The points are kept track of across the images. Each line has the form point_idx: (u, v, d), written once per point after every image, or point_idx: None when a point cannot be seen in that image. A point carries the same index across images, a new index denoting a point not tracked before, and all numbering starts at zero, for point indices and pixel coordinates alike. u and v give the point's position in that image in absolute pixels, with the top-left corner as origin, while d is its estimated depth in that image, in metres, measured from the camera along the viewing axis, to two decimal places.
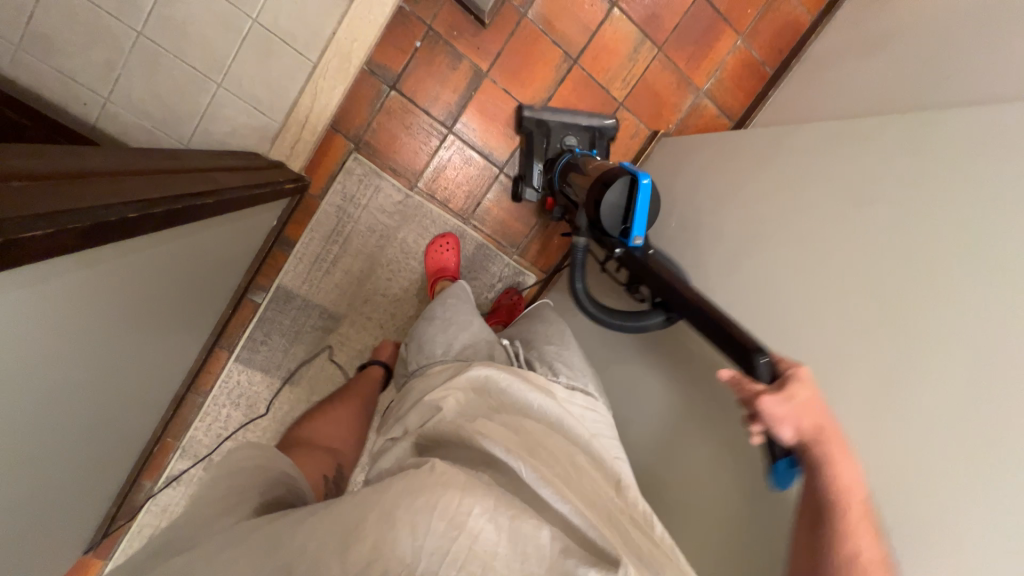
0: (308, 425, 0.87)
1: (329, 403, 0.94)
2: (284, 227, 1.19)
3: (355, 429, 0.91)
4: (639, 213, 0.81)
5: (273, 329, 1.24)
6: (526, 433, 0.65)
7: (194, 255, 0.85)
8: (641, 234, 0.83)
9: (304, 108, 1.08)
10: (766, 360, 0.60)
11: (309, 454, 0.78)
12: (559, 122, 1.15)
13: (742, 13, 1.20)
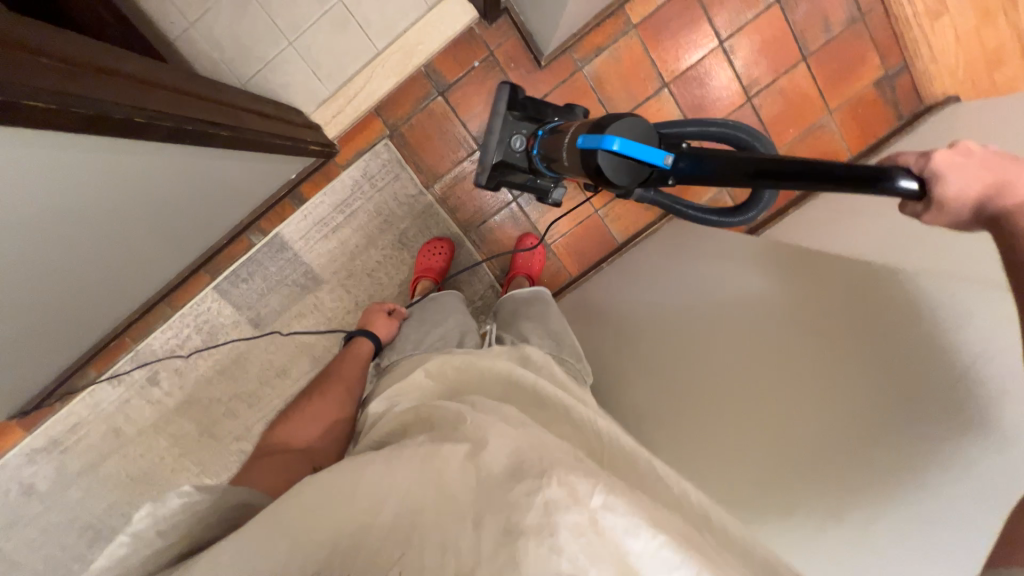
0: (278, 430, 0.85)
1: (305, 399, 0.91)
2: (302, 184, 1.25)
3: (332, 421, 0.86)
4: (640, 153, 0.64)
5: (257, 271, 1.29)
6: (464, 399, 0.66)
7: (189, 179, 0.89)
8: (665, 151, 0.64)
9: (356, 86, 1.17)
10: (904, 178, 0.45)
11: (273, 460, 0.75)
12: (494, 144, 1.03)
13: (783, 129, 1.24)
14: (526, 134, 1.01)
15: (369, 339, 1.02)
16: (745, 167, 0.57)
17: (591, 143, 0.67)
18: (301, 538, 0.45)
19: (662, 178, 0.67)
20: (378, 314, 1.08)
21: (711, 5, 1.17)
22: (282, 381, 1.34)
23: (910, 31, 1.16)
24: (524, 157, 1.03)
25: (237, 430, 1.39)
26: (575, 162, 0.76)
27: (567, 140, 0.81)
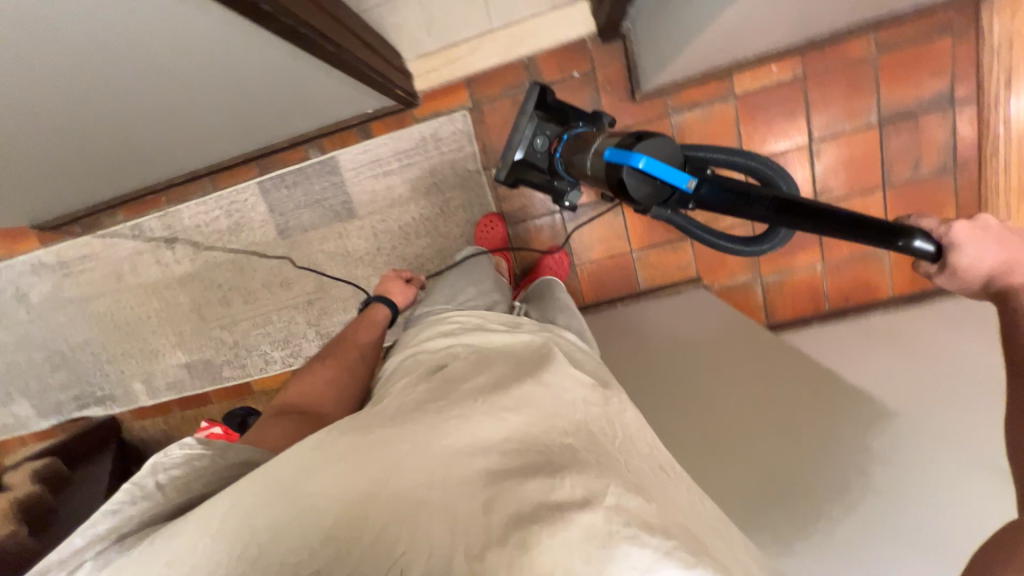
0: (291, 391, 0.87)
1: (321, 359, 0.92)
2: (373, 121, 1.28)
3: (343, 385, 0.88)
4: (667, 175, 0.73)
5: (302, 183, 1.33)
6: (480, 382, 0.67)
7: (265, 76, 0.90)
8: (687, 177, 0.73)
9: (459, 52, 1.20)
10: (921, 239, 0.57)
11: (284, 423, 0.79)
12: (519, 143, 1.07)
13: (836, 245, 1.24)
14: (550, 136, 1.05)
15: (385, 306, 1.02)
16: (773, 198, 0.69)
17: (620, 157, 0.75)
18: (305, 506, 0.50)
19: (683, 199, 0.77)
20: (393, 281, 1.07)
21: (816, 105, 1.17)
22: (282, 291, 1.41)
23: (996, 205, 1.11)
24: (545, 158, 1.07)
25: (226, 318, 1.45)
26: (597, 166, 0.85)
27: (593, 147, 0.88)
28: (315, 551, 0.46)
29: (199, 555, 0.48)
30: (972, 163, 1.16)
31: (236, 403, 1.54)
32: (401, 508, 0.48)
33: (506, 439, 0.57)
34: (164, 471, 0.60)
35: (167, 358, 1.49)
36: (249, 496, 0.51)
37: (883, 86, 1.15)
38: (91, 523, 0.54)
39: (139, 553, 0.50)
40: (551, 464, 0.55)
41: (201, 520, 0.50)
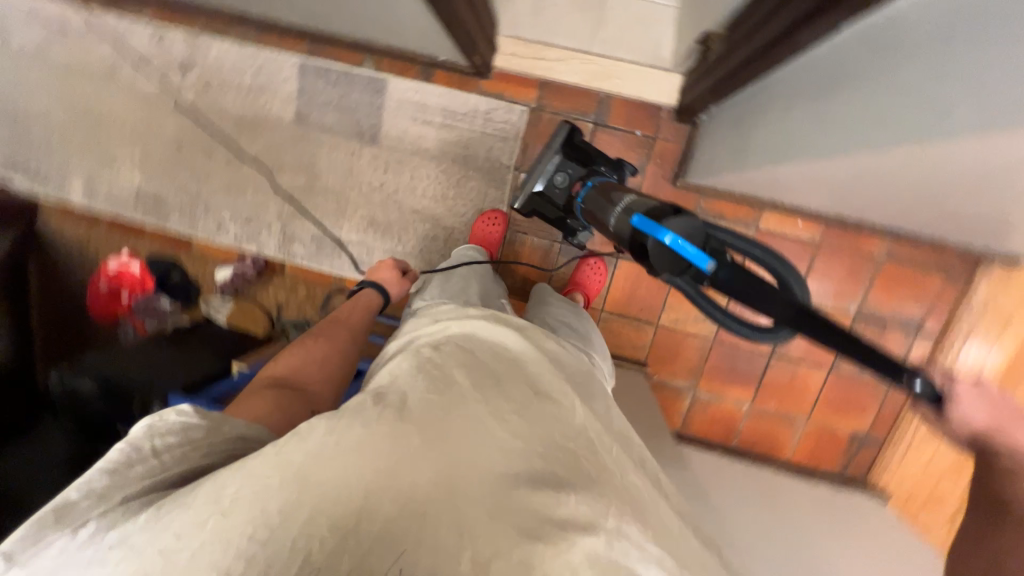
0: (277, 363, 0.82)
1: (312, 337, 0.89)
2: (438, 68, 1.25)
3: (332, 367, 0.86)
4: (686, 253, 0.57)
5: (342, 87, 1.29)
6: (472, 375, 0.68)
7: None
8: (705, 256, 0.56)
9: (547, 54, 1.19)
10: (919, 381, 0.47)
11: (269, 395, 0.72)
12: (543, 178, 1.07)
13: (767, 397, 1.32)
14: (569, 175, 1.03)
15: (378, 294, 1.06)
16: (788, 306, 0.50)
17: (644, 228, 0.64)
18: (315, 499, 0.50)
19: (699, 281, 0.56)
20: (387, 272, 1.10)
21: (813, 273, 1.24)
22: (270, 173, 1.36)
23: (907, 430, 1.26)
24: (561, 194, 1.04)
25: (202, 167, 1.38)
26: (619, 230, 0.73)
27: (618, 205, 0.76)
28: (327, 546, 0.48)
29: (205, 534, 0.47)
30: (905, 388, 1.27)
31: (167, 251, 1.46)
32: (412, 508, 0.52)
33: (509, 443, 0.60)
34: (161, 437, 0.55)
35: (122, 173, 1.40)
36: (268, 472, 0.51)
37: (873, 287, 1.23)
38: (85, 480, 0.51)
39: (148, 523, 0.48)
40: (551, 477, 0.59)
41: (209, 495, 0.50)
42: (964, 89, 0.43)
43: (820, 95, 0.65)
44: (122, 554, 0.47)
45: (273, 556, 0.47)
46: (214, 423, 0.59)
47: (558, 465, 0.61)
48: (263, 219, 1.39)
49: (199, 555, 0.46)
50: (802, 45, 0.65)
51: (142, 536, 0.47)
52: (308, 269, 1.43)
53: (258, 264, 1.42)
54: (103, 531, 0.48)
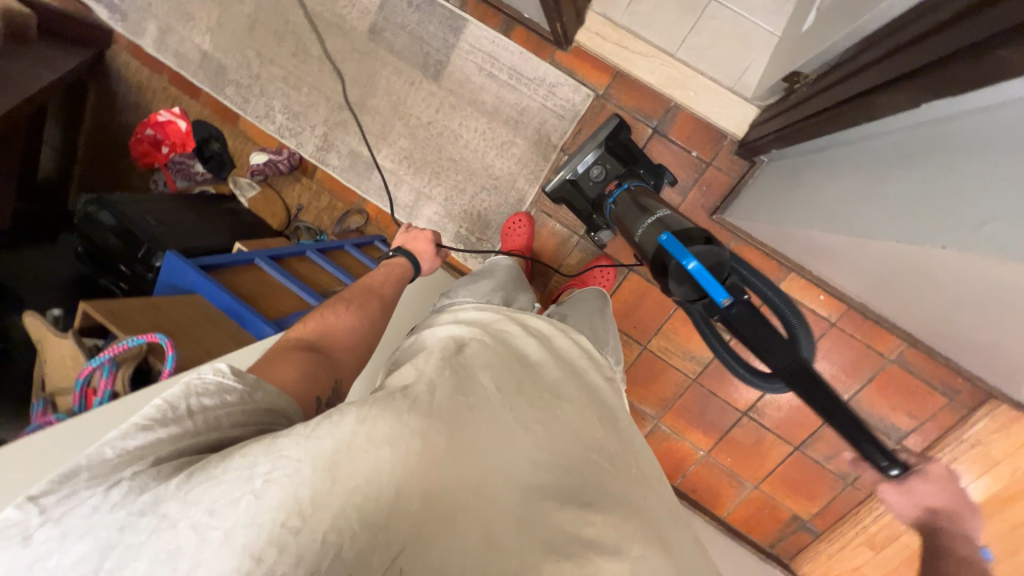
0: (303, 326, 0.63)
1: (343, 302, 0.68)
2: (520, 25, 1.22)
3: (372, 341, 0.67)
4: (707, 285, 0.67)
5: (422, 13, 1.27)
6: (509, 381, 0.59)
7: None
8: (723, 292, 0.67)
9: (631, 44, 1.14)
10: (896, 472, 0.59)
11: (295, 362, 0.54)
12: (581, 167, 1.03)
13: (726, 451, 1.31)
14: (607, 171, 1.02)
15: (410, 266, 0.87)
16: (790, 361, 0.62)
17: (672, 247, 0.71)
18: (339, 490, 0.41)
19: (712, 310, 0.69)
20: (423, 242, 0.92)
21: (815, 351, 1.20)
22: (329, 76, 1.37)
23: (847, 531, 1.23)
24: (595, 187, 1.04)
25: (269, 51, 1.40)
26: (645, 239, 0.80)
27: (649, 215, 0.82)
28: (359, 540, 0.41)
29: (239, 516, 0.38)
30: (865, 491, 1.24)
31: (215, 120, 1.50)
32: (444, 509, 0.45)
33: (540, 451, 0.54)
34: (199, 396, 0.44)
35: (195, 32, 1.43)
36: (299, 455, 0.41)
37: (870, 385, 1.19)
38: (117, 437, 0.40)
39: (181, 494, 0.38)
40: (579, 491, 0.53)
41: (240, 473, 0.39)
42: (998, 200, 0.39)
43: (880, 170, 0.60)
44: (156, 525, 0.37)
45: (304, 547, 0.39)
46: (252, 386, 0.47)
47: (586, 477, 0.55)
48: (310, 119, 1.41)
49: (235, 539, 0.38)
50: (878, 113, 0.61)
51: (175, 505, 0.38)
52: (336, 181, 1.46)
53: (292, 160, 1.44)
54: (133, 494, 0.38)
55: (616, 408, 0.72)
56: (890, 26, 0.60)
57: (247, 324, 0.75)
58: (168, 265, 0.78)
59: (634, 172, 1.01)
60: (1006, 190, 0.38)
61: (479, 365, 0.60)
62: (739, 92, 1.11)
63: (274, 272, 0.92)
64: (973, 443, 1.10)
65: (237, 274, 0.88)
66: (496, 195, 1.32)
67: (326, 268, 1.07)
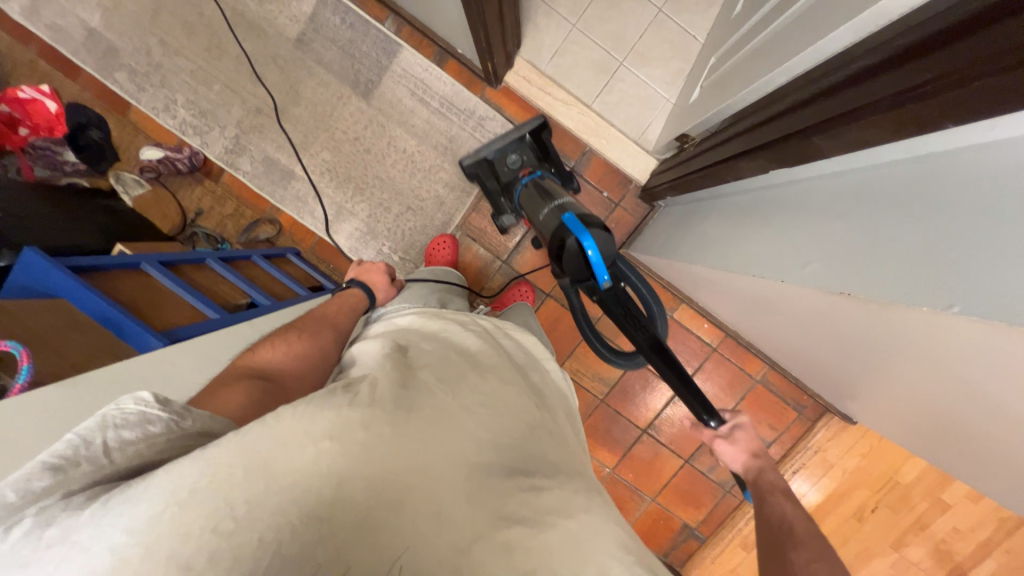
0: (261, 351, 0.64)
1: (295, 330, 0.71)
2: (453, 59, 1.28)
3: (323, 364, 0.68)
4: (594, 267, 0.75)
5: (356, 30, 1.27)
6: (444, 372, 0.63)
7: None
8: (605, 276, 0.75)
9: (554, 92, 1.26)
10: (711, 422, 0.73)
11: (240, 388, 0.55)
12: (498, 151, 1.15)
13: (627, 466, 1.42)
14: (521, 161, 1.14)
15: (366, 297, 0.90)
16: (651, 338, 0.72)
17: (571, 224, 0.78)
18: (281, 484, 0.43)
19: (594, 291, 0.78)
20: (376, 274, 0.95)
21: (700, 373, 1.37)
22: (247, 79, 1.30)
23: (727, 534, 1.39)
24: (510, 173, 1.16)
25: (177, 41, 1.29)
26: (547, 222, 0.87)
27: (551, 201, 0.90)
28: (299, 537, 0.41)
29: (163, 529, 0.38)
30: (740, 497, 1.41)
31: (96, 105, 1.32)
32: (388, 493, 0.47)
33: (476, 432, 0.57)
34: (115, 430, 0.42)
35: (81, 6, 1.27)
36: (228, 461, 0.42)
37: (742, 403, 1.39)
38: (19, 479, 0.38)
39: (96, 520, 0.37)
40: (519, 465, 0.56)
41: (164, 486, 0.39)
42: (816, 247, 0.52)
43: (741, 220, 0.75)
44: (67, 555, 0.36)
45: (239, 549, 0.39)
46: (176, 415, 0.45)
47: (531, 453, 0.60)
48: (220, 119, 1.32)
49: (157, 554, 0.37)
50: (743, 176, 0.76)
51: (88, 532, 0.37)
52: (245, 188, 1.36)
53: (192, 158, 1.32)
54: (41, 527, 0.37)
55: (553, 399, 0.78)
56: (749, 109, 0.75)
57: (124, 334, 0.65)
58: (19, 262, 0.64)
59: (545, 168, 1.13)
60: (823, 232, 0.52)
61: (422, 360, 0.65)
62: (642, 145, 1.28)
63: (166, 279, 0.82)
64: (816, 450, 1.34)
65: (117, 279, 0.77)
66: (421, 215, 1.33)
67: (229, 278, 0.98)
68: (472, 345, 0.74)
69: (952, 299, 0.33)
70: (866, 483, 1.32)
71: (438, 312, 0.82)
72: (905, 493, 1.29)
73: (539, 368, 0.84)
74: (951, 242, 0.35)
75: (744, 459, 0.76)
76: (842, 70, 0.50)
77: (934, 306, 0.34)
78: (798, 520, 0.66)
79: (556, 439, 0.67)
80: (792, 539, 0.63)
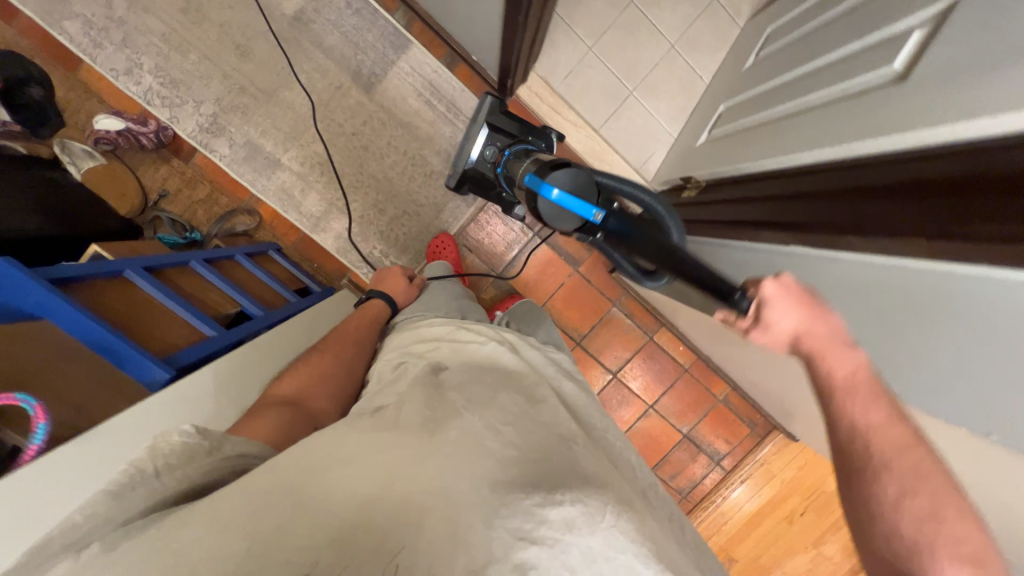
0: (285, 381, 0.69)
1: (317, 350, 0.75)
2: (464, 63, 1.23)
3: (346, 381, 0.73)
4: (574, 208, 0.68)
5: (362, 16, 1.18)
6: (477, 392, 0.64)
7: None
8: (593, 210, 0.67)
9: (564, 111, 1.26)
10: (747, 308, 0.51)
11: (270, 414, 0.60)
12: (471, 155, 1.13)
13: None
14: (498, 150, 1.09)
15: (387, 305, 0.93)
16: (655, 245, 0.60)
17: (533, 185, 0.72)
18: (310, 510, 0.45)
19: (594, 229, 0.69)
20: (393, 278, 0.98)
21: (671, 391, 1.48)
22: (232, 53, 1.17)
23: None
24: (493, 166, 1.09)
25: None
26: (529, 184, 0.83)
27: (530, 161, 0.87)
28: (323, 555, 0.42)
29: (206, 550, 0.40)
30: (693, 503, 1.56)
31: (39, 56, 1.14)
32: (405, 511, 0.47)
33: (498, 451, 0.54)
34: (163, 458, 0.46)
35: None
36: (266, 488, 0.46)
37: (705, 419, 1.51)
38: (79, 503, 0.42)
39: (149, 543, 0.40)
40: (541, 476, 0.53)
41: (211, 510, 0.43)
42: (873, 309, 0.58)
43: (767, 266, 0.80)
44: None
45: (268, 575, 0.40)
46: (216, 442, 0.50)
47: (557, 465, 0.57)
48: (195, 92, 1.18)
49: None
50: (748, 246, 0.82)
51: (139, 553, 0.39)
52: (220, 171, 1.23)
53: (158, 133, 1.17)
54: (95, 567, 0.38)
55: None
56: (765, 177, 0.81)
57: (124, 365, 0.59)
58: None
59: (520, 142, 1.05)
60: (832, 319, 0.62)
61: (452, 381, 0.67)
62: (643, 175, 1.31)
63: (152, 289, 0.74)
64: (762, 463, 1.51)
65: (102, 290, 0.68)
66: (417, 221, 1.29)
67: (218, 285, 0.90)
68: (515, 368, 0.75)
69: (989, 428, 0.46)
70: (800, 492, 1.50)
71: (463, 324, 0.83)
72: (828, 499, 1.49)
73: (568, 379, 0.84)
74: (982, 370, 0.46)
75: (787, 343, 0.50)
76: (880, 175, 0.56)
77: (976, 427, 0.48)
78: (877, 430, 0.45)
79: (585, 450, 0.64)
80: (896, 477, 0.43)
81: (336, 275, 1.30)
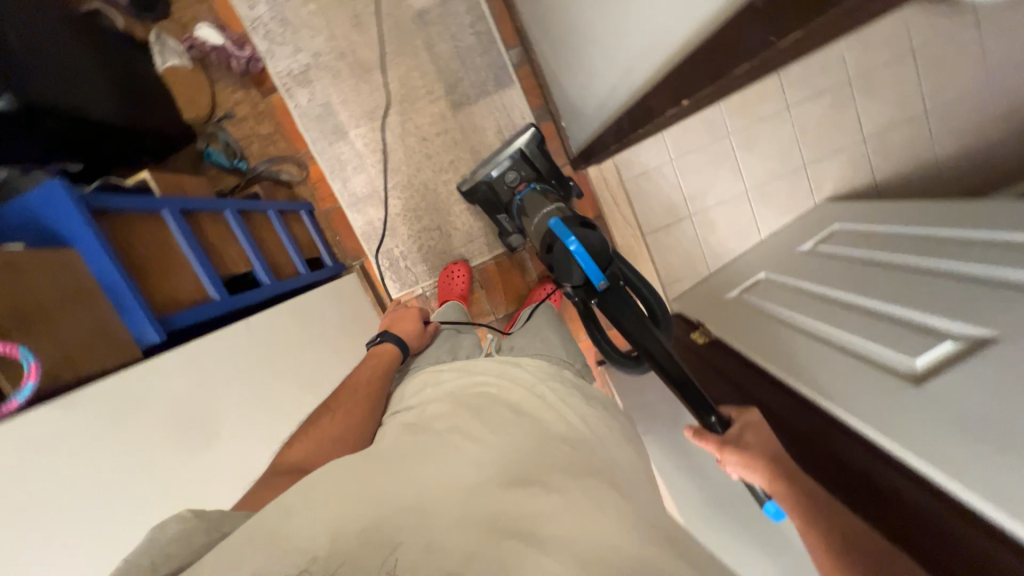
0: (296, 446, 0.66)
1: (329, 411, 0.72)
2: (551, 120, 1.24)
3: (358, 427, 0.70)
4: (587, 267, 0.76)
5: (479, 40, 1.20)
6: (454, 417, 0.63)
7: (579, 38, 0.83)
8: (599, 277, 0.77)
9: (621, 204, 1.28)
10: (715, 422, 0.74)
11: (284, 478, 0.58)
12: (495, 173, 1.13)
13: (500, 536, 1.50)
14: (520, 178, 1.12)
15: (398, 347, 0.88)
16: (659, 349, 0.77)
17: (556, 230, 0.79)
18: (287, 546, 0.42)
19: (592, 292, 0.80)
20: (408, 319, 0.94)
21: None
22: (348, 19, 1.19)
23: None
24: (509, 192, 1.15)
25: None
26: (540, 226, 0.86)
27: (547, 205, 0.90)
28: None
29: None
30: None
31: None
32: (394, 530, 0.45)
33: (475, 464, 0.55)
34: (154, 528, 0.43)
35: None
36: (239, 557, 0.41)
37: None
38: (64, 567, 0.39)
39: None
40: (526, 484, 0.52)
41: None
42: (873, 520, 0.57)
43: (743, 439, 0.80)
44: None
45: None
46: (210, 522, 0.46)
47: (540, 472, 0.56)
48: (299, 39, 1.20)
49: None
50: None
51: None
52: (290, 117, 1.26)
53: (248, 59, 1.20)
54: None
55: None
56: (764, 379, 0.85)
57: (122, 313, 0.63)
58: (43, 192, 0.59)
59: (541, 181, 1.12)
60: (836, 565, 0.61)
61: (430, 414, 0.65)
62: (666, 290, 1.34)
63: (180, 234, 0.77)
64: None
65: (133, 226, 0.71)
66: (446, 240, 1.31)
67: (240, 241, 0.92)
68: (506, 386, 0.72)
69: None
70: None
71: (454, 366, 0.78)
72: None
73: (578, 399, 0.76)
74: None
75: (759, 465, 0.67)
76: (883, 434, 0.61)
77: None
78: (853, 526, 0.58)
79: (574, 450, 0.61)
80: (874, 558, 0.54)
81: (351, 255, 1.33)
